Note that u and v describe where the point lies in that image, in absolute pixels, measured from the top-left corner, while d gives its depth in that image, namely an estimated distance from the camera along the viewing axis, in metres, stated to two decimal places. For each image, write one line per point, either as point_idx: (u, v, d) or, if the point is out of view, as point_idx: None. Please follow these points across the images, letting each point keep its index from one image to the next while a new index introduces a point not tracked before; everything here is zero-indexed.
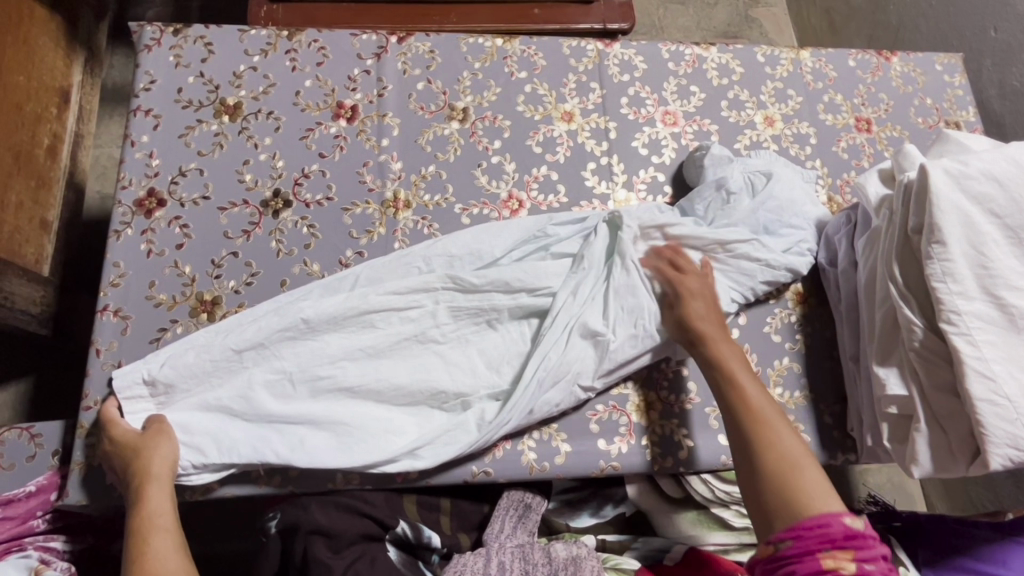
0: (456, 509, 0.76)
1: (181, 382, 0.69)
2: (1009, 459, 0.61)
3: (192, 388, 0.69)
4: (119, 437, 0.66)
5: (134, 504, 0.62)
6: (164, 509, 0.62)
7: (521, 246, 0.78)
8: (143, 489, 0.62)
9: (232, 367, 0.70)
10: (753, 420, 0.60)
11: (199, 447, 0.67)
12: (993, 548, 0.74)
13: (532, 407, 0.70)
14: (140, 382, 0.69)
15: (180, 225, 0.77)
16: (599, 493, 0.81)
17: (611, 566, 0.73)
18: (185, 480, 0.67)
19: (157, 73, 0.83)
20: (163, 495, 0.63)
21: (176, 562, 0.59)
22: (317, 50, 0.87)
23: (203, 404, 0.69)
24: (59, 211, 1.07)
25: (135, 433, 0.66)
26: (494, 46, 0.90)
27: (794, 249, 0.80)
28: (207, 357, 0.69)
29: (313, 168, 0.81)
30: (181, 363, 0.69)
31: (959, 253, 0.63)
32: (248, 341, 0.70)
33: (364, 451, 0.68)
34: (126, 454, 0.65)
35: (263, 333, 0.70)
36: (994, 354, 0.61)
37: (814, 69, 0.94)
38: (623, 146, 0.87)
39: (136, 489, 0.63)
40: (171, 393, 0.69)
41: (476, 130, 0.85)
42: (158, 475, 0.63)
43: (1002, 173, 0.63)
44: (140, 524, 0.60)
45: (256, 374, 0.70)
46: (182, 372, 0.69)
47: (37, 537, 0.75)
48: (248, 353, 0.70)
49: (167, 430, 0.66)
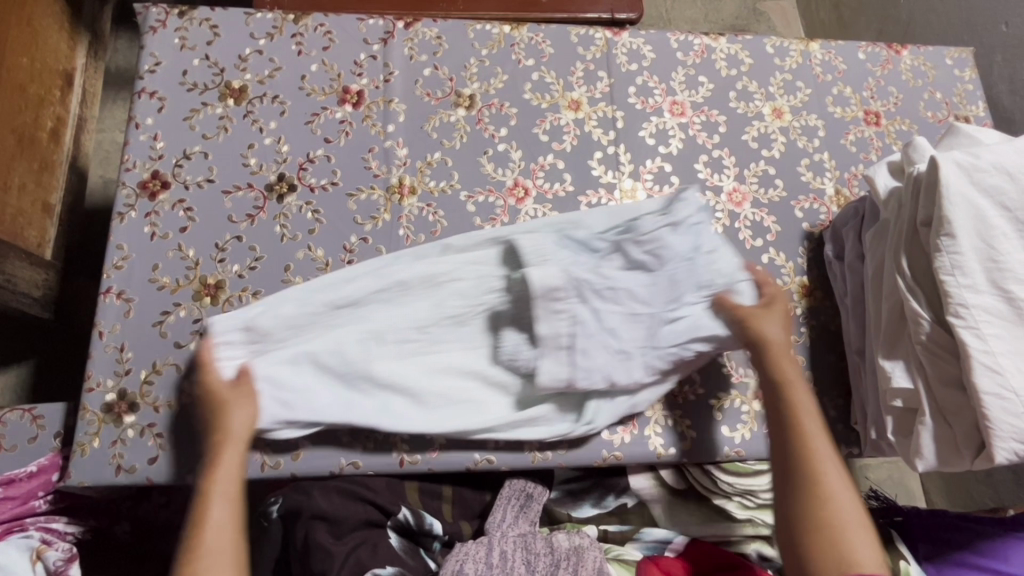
0: (458, 497, 0.76)
1: (279, 331, 0.69)
2: (1015, 453, 0.60)
3: (287, 338, 0.70)
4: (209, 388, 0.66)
5: (210, 461, 0.61)
6: (233, 475, 0.60)
7: (613, 226, 0.75)
8: (222, 446, 0.61)
9: (324, 324, 0.70)
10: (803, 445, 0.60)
11: (287, 402, 0.67)
12: (994, 543, 0.74)
13: (609, 407, 0.72)
14: (238, 329, 0.68)
15: (184, 209, 0.77)
16: (601, 483, 0.80)
17: (613, 556, 0.73)
18: (273, 434, 0.68)
19: (162, 55, 0.83)
20: (236, 459, 0.61)
21: (230, 536, 0.56)
22: (323, 34, 0.86)
23: (292, 356, 0.69)
24: (62, 194, 1.06)
25: (226, 384, 0.66)
26: (502, 33, 0.89)
27: (608, 284, 0.70)
28: (307, 309, 0.70)
29: (318, 153, 0.81)
30: (280, 314, 0.69)
31: (969, 245, 0.62)
32: (347, 299, 0.70)
33: (444, 413, 0.70)
34: (211, 405, 0.65)
35: (360, 291, 0.71)
36: (1001, 348, 0.61)
37: (824, 61, 0.94)
38: (630, 136, 0.86)
39: (216, 444, 0.62)
40: (267, 341, 0.69)
41: (482, 117, 0.85)
42: (234, 442, 0.62)
43: (1014, 166, 0.63)
44: (208, 488, 0.58)
45: (345, 331, 0.70)
46: (280, 323, 0.69)
47: (39, 518, 0.76)
48: (344, 310, 0.71)
49: (253, 387, 0.66)
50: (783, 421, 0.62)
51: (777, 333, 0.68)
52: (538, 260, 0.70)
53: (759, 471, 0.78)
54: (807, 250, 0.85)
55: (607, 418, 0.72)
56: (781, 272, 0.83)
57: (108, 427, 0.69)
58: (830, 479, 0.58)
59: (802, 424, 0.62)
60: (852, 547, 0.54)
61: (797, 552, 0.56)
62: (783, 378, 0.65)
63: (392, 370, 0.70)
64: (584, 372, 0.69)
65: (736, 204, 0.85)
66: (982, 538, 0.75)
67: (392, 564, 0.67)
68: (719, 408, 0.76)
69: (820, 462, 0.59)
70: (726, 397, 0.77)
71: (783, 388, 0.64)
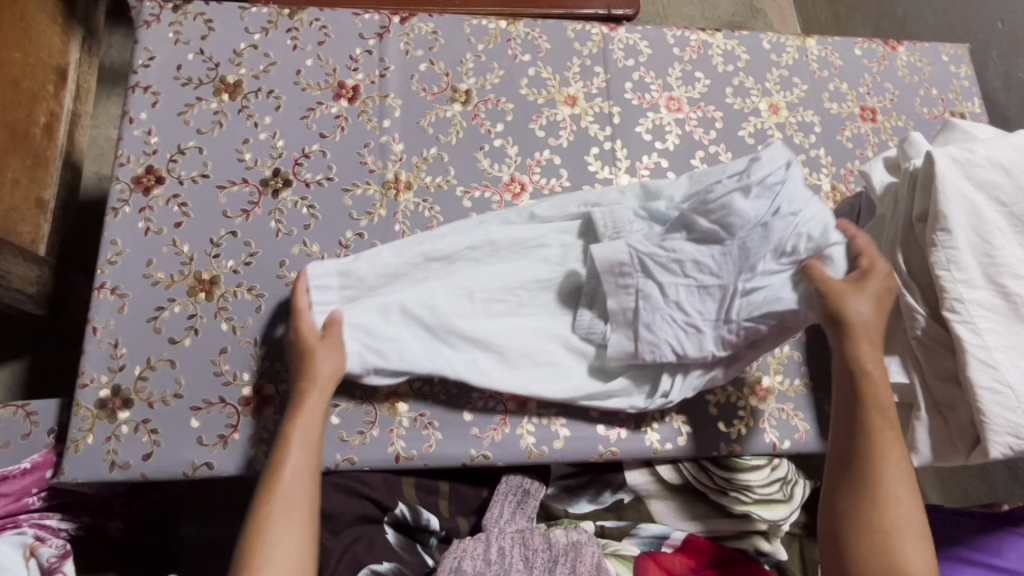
0: (455, 492, 0.76)
1: (376, 279, 0.72)
2: (1010, 447, 0.60)
3: (382, 287, 0.72)
4: (301, 333, 0.68)
5: (293, 409, 0.64)
6: (313, 421, 0.64)
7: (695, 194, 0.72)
8: (304, 396, 0.65)
9: (416, 276, 0.73)
10: (874, 440, 0.59)
11: (381, 350, 0.69)
12: (990, 538, 0.75)
13: (688, 379, 0.71)
14: (334, 273, 0.71)
15: (179, 204, 0.77)
16: (598, 478, 0.79)
17: (611, 552, 0.73)
18: (367, 379, 0.70)
19: (156, 50, 0.82)
20: (316, 409, 0.64)
21: (303, 485, 0.60)
22: (319, 29, 0.85)
23: (385, 305, 0.71)
24: (56, 190, 1.06)
25: (317, 333, 0.69)
26: (498, 28, 0.88)
27: (670, 259, 0.68)
28: (402, 259, 0.72)
29: (313, 148, 0.80)
30: (377, 261, 0.72)
31: (964, 240, 0.62)
32: (440, 252, 0.73)
33: (530, 373, 0.72)
34: (298, 353, 0.68)
35: (453, 246, 0.73)
36: (996, 342, 0.61)
37: (820, 57, 0.94)
38: (627, 131, 0.86)
39: (299, 393, 0.65)
40: (361, 289, 0.72)
41: (478, 113, 0.84)
42: (321, 389, 0.65)
43: (1008, 161, 0.63)
44: (288, 435, 0.62)
45: (437, 287, 0.72)
46: (377, 270, 0.72)
47: (33, 514, 0.75)
48: (435, 264, 0.73)
49: (339, 339, 0.68)
50: (857, 409, 0.61)
51: (863, 311, 0.64)
52: (611, 232, 0.72)
53: (757, 466, 0.79)
54: None
55: (684, 390, 0.71)
56: None
57: (102, 423, 0.69)
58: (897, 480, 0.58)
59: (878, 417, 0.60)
60: (904, 552, 0.56)
61: (841, 542, 0.57)
62: (862, 364, 0.62)
63: (484, 327, 0.71)
64: (646, 344, 0.68)
65: None
66: (977, 533, 0.75)
67: (389, 560, 0.69)
68: (715, 404, 0.76)
69: (889, 460, 0.58)
70: (722, 393, 0.77)
71: (863, 375, 0.62)
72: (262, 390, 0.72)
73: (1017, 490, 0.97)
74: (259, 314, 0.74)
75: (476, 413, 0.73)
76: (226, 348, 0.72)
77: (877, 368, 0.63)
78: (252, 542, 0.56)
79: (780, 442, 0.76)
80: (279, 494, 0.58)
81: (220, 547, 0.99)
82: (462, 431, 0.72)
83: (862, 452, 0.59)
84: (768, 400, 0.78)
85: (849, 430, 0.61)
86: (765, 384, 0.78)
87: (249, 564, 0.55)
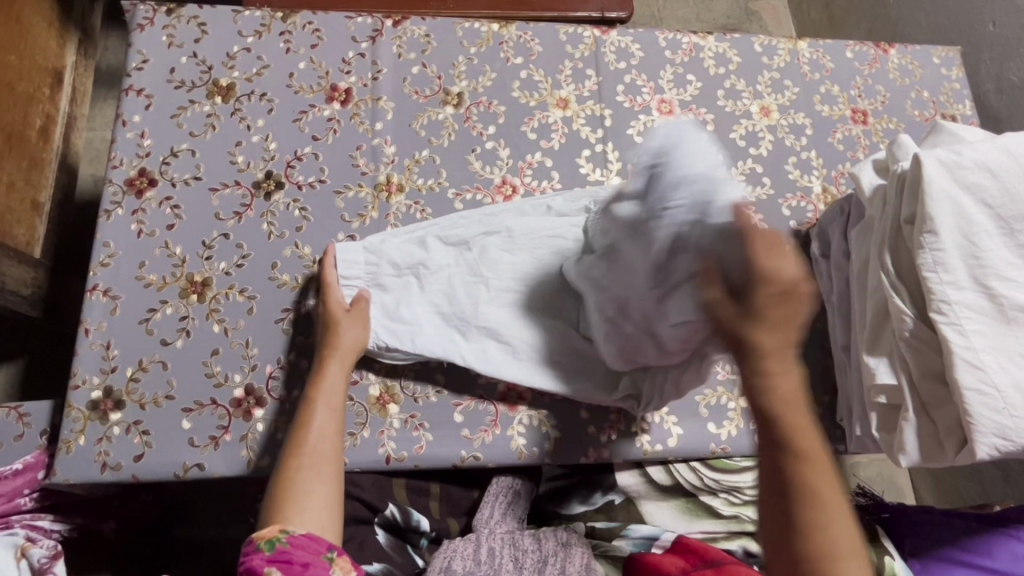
0: (445, 494, 0.77)
1: (398, 262, 0.75)
2: (996, 448, 0.60)
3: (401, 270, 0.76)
4: (330, 305, 0.71)
5: (316, 376, 0.68)
6: (336, 386, 0.67)
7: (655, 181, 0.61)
8: (326, 363, 0.68)
9: (439, 260, 0.76)
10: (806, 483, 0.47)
11: (399, 331, 0.72)
12: (980, 539, 0.74)
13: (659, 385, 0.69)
14: (359, 252, 0.75)
15: (171, 206, 0.77)
16: (588, 480, 0.80)
17: (600, 553, 0.74)
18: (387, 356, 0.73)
19: (150, 53, 0.83)
20: (338, 376, 0.68)
21: (330, 442, 0.63)
22: (311, 33, 0.86)
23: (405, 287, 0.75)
24: (52, 192, 1.06)
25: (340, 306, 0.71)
26: (490, 31, 0.89)
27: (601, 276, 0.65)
28: (425, 244, 0.76)
29: (305, 151, 0.81)
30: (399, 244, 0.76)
31: (951, 243, 0.63)
32: (457, 238, 0.77)
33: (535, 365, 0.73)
34: (321, 325, 0.71)
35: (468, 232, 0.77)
36: (983, 344, 0.61)
37: (812, 60, 0.94)
38: (619, 134, 0.86)
39: (321, 361, 0.68)
40: (380, 271, 0.75)
41: (470, 115, 0.85)
42: (342, 356, 0.68)
43: (995, 164, 0.63)
44: (312, 398, 0.66)
45: (456, 273, 0.76)
46: (398, 253, 0.76)
47: (25, 515, 0.75)
48: (454, 250, 0.77)
49: (364, 314, 0.71)
50: (776, 446, 0.49)
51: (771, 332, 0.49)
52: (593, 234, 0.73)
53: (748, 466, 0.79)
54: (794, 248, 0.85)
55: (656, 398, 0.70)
56: None
57: (94, 424, 0.69)
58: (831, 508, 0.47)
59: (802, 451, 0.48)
60: None
61: None
62: (773, 387, 0.49)
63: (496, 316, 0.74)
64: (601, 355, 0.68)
65: None
66: (967, 535, 0.75)
67: (378, 561, 0.69)
68: (706, 405, 0.77)
69: (826, 503, 0.47)
70: (713, 393, 0.77)
71: (777, 404, 0.49)
72: (254, 391, 0.72)
73: (1010, 492, 0.98)
74: (251, 316, 0.74)
75: (467, 414, 0.73)
76: (218, 350, 0.73)
77: (793, 390, 0.50)
78: (282, 497, 0.57)
79: None
80: (308, 453, 0.61)
81: (212, 548, 1.00)
82: (453, 432, 0.73)
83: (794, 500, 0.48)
84: None
85: (774, 473, 0.49)
86: None
87: (280, 517, 0.55)
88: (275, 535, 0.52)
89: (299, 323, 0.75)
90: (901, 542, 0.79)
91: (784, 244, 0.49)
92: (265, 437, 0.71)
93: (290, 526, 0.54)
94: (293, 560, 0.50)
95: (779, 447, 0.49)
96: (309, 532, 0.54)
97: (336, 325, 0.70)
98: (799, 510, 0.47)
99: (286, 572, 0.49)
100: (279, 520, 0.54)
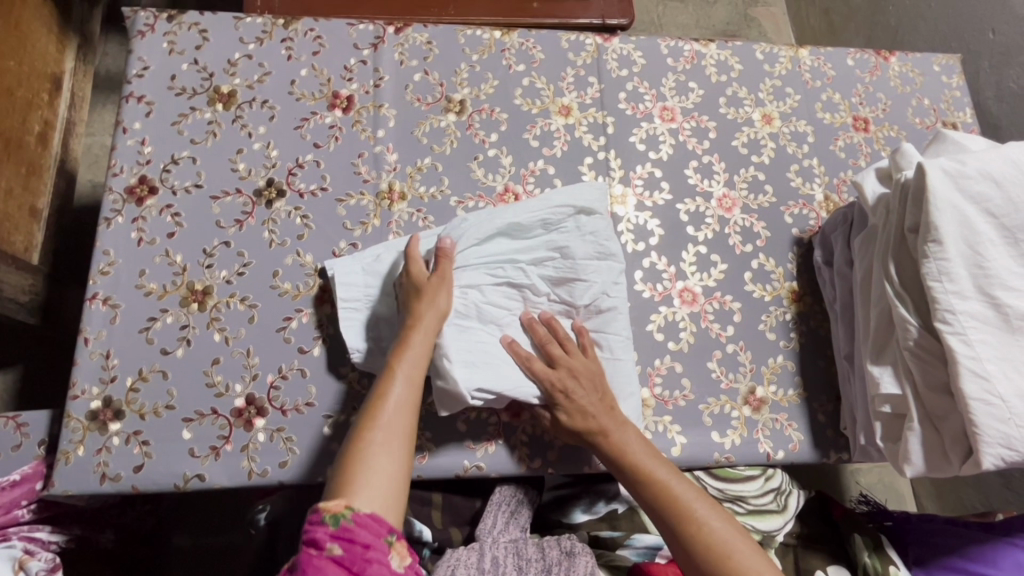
0: (448, 503, 0.77)
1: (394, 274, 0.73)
2: (1003, 459, 0.60)
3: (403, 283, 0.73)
4: (414, 273, 0.68)
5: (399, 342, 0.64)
6: (419, 357, 0.64)
7: (486, 260, 0.72)
8: (410, 333, 0.65)
9: None
10: (666, 499, 0.63)
11: None
12: (983, 549, 0.74)
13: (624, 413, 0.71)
14: (357, 272, 0.74)
15: (171, 214, 0.77)
16: (591, 489, 0.79)
17: (604, 562, 0.72)
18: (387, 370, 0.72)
19: (150, 60, 0.82)
20: (423, 345, 0.64)
21: (408, 419, 0.59)
22: (313, 39, 0.85)
23: None
24: (49, 199, 1.05)
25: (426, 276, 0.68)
26: (492, 38, 0.89)
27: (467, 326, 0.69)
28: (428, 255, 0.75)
29: (307, 158, 0.80)
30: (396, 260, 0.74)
31: (955, 252, 0.62)
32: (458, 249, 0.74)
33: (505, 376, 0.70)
34: (413, 288, 0.68)
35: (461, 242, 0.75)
36: (988, 354, 0.61)
37: (813, 68, 0.94)
38: (621, 142, 0.86)
39: (406, 328, 0.65)
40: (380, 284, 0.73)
41: (472, 122, 0.84)
42: (425, 328, 0.65)
43: (1000, 173, 0.63)
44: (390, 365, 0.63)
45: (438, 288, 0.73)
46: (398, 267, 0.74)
47: (22, 527, 0.74)
48: None
49: (449, 286, 0.68)
50: (632, 479, 0.65)
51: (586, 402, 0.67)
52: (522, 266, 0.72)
53: (750, 476, 0.80)
54: (797, 255, 0.85)
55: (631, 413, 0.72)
56: (771, 278, 0.83)
57: (93, 434, 0.69)
58: (697, 514, 0.61)
59: (650, 475, 0.64)
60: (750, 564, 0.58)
61: None
62: (606, 438, 0.66)
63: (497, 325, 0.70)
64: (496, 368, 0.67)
65: (726, 209, 0.85)
66: (971, 544, 0.75)
67: None
68: (709, 414, 0.76)
69: (686, 502, 0.62)
70: (716, 402, 0.77)
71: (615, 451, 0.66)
72: (254, 400, 0.71)
73: (1011, 498, 0.98)
74: (253, 324, 0.74)
75: (470, 424, 0.73)
76: (219, 359, 0.72)
77: (627, 437, 0.67)
78: (347, 470, 0.54)
79: (773, 452, 0.76)
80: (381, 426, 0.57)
81: (209, 556, 1.00)
82: (455, 440, 0.72)
83: (664, 512, 0.62)
84: (762, 410, 0.78)
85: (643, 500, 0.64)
86: (759, 394, 0.78)
87: (345, 490, 0.52)
88: (340, 510, 0.50)
89: (302, 332, 0.74)
90: (904, 550, 0.79)
91: (552, 350, 0.69)
92: (267, 446, 0.70)
93: (356, 503, 0.51)
94: (355, 540, 0.48)
95: (645, 492, 0.64)
96: (374, 513, 0.51)
97: (429, 290, 0.67)
98: (674, 526, 0.62)
99: (348, 553, 0.48)
100: (344, 493, 0.51)
